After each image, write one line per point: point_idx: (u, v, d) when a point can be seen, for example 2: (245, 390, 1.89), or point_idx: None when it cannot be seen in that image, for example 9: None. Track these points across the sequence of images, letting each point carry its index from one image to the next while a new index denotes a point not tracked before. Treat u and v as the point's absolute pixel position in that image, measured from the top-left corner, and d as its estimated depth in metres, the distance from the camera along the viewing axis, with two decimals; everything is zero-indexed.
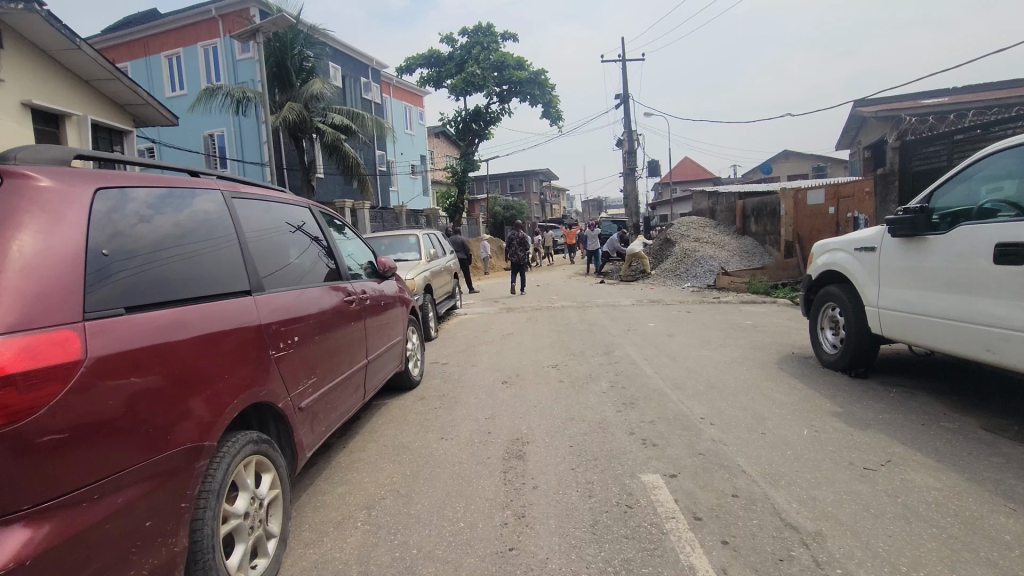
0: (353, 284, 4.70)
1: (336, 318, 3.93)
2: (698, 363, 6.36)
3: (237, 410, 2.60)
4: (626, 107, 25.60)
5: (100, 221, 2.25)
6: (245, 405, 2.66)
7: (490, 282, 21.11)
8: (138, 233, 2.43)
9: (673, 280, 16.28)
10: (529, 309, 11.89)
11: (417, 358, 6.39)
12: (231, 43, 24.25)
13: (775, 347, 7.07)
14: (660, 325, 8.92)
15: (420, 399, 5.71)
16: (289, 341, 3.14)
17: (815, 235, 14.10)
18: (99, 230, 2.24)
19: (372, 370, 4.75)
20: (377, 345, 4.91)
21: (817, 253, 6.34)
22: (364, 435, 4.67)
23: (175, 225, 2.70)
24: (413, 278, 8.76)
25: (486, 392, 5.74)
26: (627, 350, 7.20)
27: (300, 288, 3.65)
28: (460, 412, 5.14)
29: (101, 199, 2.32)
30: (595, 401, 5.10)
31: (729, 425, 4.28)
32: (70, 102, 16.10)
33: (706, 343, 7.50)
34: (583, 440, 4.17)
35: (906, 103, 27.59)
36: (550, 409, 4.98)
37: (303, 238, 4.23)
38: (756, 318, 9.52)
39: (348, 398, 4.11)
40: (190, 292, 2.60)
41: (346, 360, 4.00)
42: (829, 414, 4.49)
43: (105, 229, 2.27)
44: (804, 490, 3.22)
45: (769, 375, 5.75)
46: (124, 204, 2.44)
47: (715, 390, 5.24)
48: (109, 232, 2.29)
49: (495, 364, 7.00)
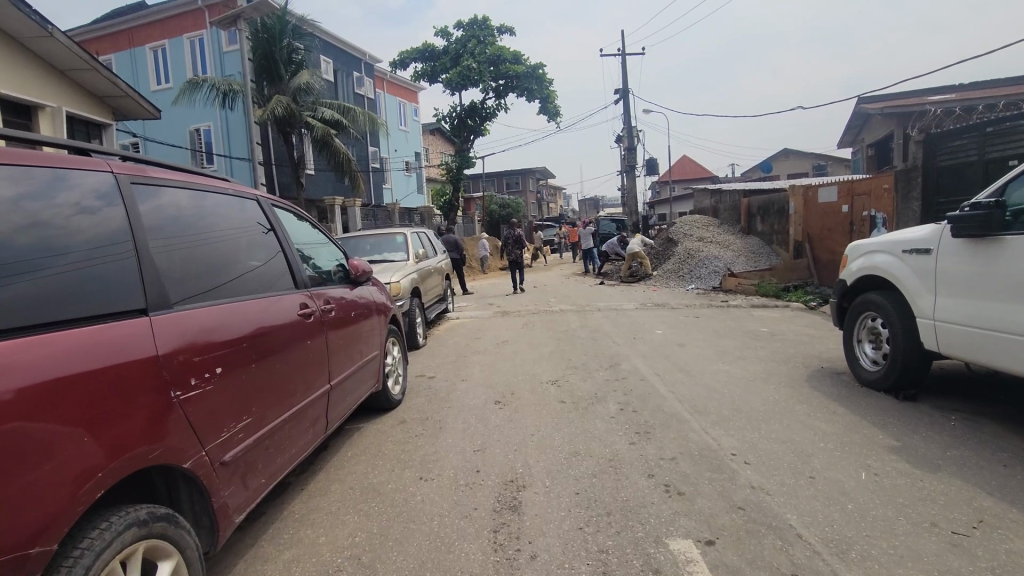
0: (317, 292, 3.88)
1: (287, 336, 3.13)
2: (718, 380, 5.62)
3: (115, 480, 1.86)
4: (626, 102, 24.86)
5: (11, 212, 1.88)
6: (127, 473, 1.91)
7: (486, 282, 20.34)
8: (73, 227, 2.09)
9: (676, 281, 15.57)
10: (525, 312, 11.13)
11: (399, 373, 5.63)
12: (218, 34, 23.40)
13: (800, 360, 6.33)
14: (669, 333, 8.19)
15: (400, 423, 4.94)
16: (206, 374, 2.35)
17: (825, 235, 13.42)
18: (11, 222, 1.87)
19: (340, 393, 3.97)
20: (348, 363, 4.12)
21: (853, 256, 5.59)
22: (329, 473, 3.90)
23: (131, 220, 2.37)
24: (398, 280, 7.99)
25: (476, 416, 4.99)
26: (635, 362, 6.46)
27: (237, 299, 2.87)
28: (445, 442, 4.38)
29: (3, 183, 1.91)
30: (603, 430, 4.36)
31: (768, 465, 3.55)
32: (43, 93, 15.20)
33: (722, 354, 6.76)
34: (593, 485, 3.42)
35: (912, 99, 26.96)
36: (551, 439, 4.24)
37: (270, 239, 3.56)
38: (772, 324, 8.80)
39: (303, 435, 3.32)
40: (71, 312, 1.93)
41: (300, 387, 3.21)
42: (885, 450, 3.75)
43: (18, 220, 1.90)
44: (885, 569, 2.48)
45: (801, 395, 5.01)
46: (61, 191, 2.11)
47: (742, 415, 4.51)
48: (15, 224, 1.88)
49: (488, 378, 6.26)
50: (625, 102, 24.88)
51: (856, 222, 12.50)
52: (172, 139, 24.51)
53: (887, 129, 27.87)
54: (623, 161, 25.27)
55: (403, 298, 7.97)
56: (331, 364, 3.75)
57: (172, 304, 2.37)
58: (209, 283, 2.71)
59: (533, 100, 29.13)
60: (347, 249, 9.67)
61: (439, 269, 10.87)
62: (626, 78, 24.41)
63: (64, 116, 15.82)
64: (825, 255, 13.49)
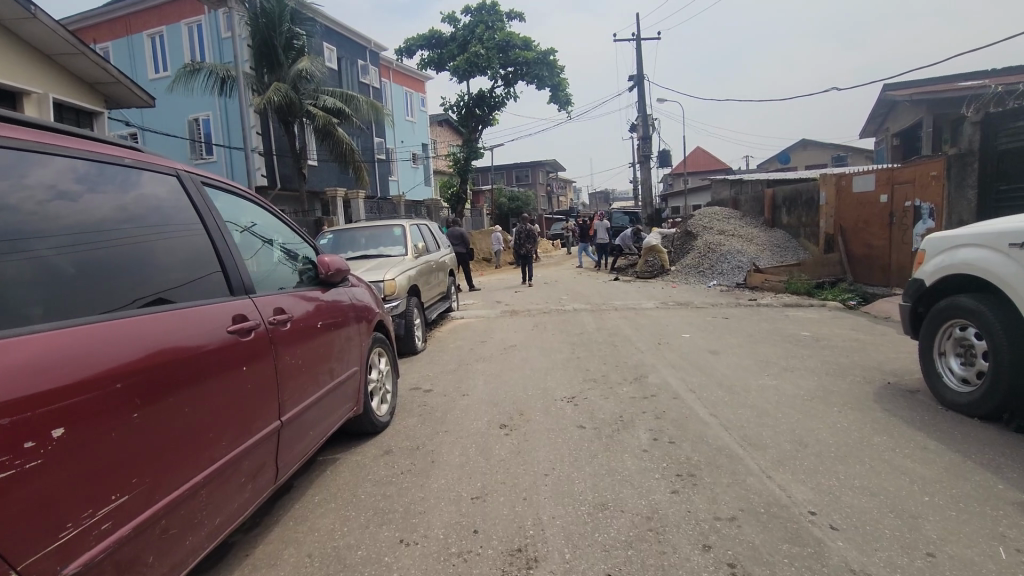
0: (279, 300, 3.04)
1: (202, 365, 2.22)
2: (767, 399, 4.69)
3: None
4: (640, 89, 23.79)
5: None
6: None
7: (493, 278, 19.42)
8: (51, 212, 1.93)
9: (696, 278, 14.62)
10: (535, 312, 10.22)
11: (387, 390, 4.75)
12: (217, 20, 22.60)
13: (859, 373, 5.38)
14: (698, 338, 7.26)
15: (385, 455, 4.07)
16: (27, 447, 1.49)
17: (861, 227, 12.45)
18: None
19: (302, 423, 3.09)
20: (312, 383, 3.23)
21: (931, 251, 4.64)
22: (283, 534, 3.02)
23: (116, 208, 2.21)
24: (393, 278, 7.12)
25: (478, 445, 4.11)
26: (665, 375, 5.55)
27: (123, 313, 2.00)
28: (437, 485, 3.49)
29: None
30: (637, 470, 3.46)
31: (866, 534, 2.63)
32: (29, 78, 14.40)
33: (765, 364, 5.83)
34: (629, 562, 2.53)
35: (941, 85, 25.82)
36: (570, 484, 3.34)
37: (214, 228, 2.76)
38: (814, 327, 7.84)
39: (238, 497, 2.44)
40: None
41: (224, 433, 2.30)
42: (1015, 508, 2.83)
43: None
44: None
45: (876, 422, 4.07)
46: (37, 169, 1.94)
47: (811, 451, 3.58)
48: None
49: (493, 394, 5.37)
50: (640, 89, 23.84)
51: (896, 213, 11.47)
52: (170, 130, 23.82)
53: (915, 117, 26.83)
54: (638, 151, 24.22)
55: (400, 297, 7.13)
56: (284, 391, 2.84)
57: (39, 320, 1.73)
58: (188, 278, 2.43)
59: (543, 88, 28.09)
60: (339, 244, 8.79)
61: (442, 264, 10.01)
62: (641, 64, 23.33)
63: (52, 103, 15.01)
64: (859, 250, 12.56)
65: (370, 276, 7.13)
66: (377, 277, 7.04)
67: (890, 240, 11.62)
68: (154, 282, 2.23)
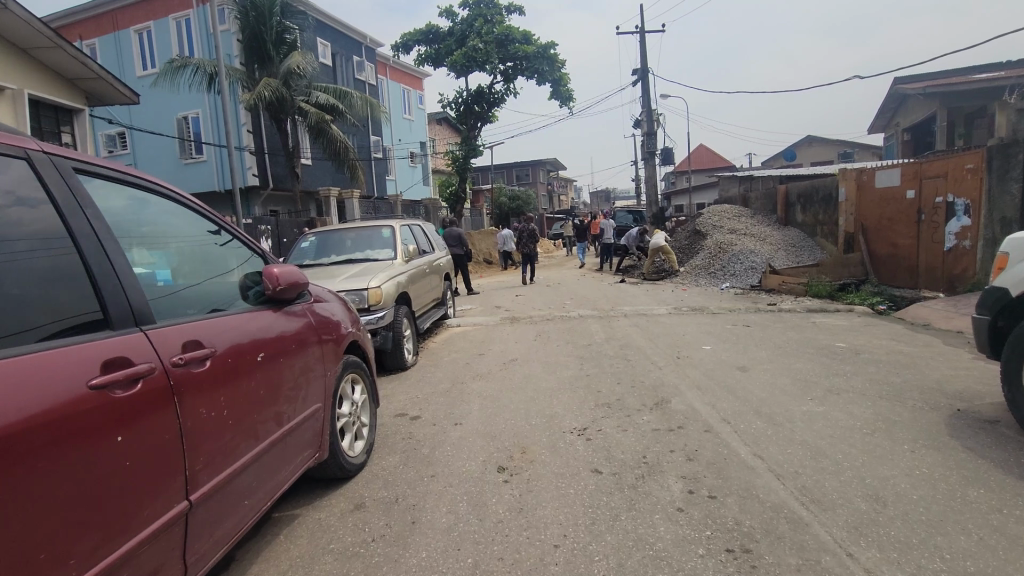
0: (205, 329, 2.29)
1: (18, 449, 1.43)
2: (819, 433, 3.90)
3: None
4: (644, 83, 22.99)
5: None
6: None
7: (493, 280, 18.60)
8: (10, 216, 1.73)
9: (707, 279, 13.84)
10: (537, 318, 9.44)
11: (364, 424, 3.95)
12: (205, 14, 21.83)
13: (918, 397, 4.59)
14: (721, 351, 6.47)
15: (357, 510, 3.28)
16: None
17: (885, 224, 11.75)
18: None
19: (231, 493, 2.28)
20: (248, 438, 2.41)
21: (1013, 253, 3.86)
22: None
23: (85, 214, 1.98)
24: (378, 285, 6.32)
25: (472, 497, 3.33)
26: (690, 399, 4.76)
27: None
28: (418, 564, 2.69)
29: None
30: (674, 542, 2.68)
31: None
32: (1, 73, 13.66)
33: (805, 384, 5.04)
34: None
35: (954, 78, 25.03)
36: (588, 565, 2.56)
37: (92, 232, 1.97)
38: (848, 337, 7.04)
39: None
40: None
41: (71, 543, 1.53)
42: None
43: None
44: None
45: (965, 468, 3.28)
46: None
47: (895, 513, 2.80)
48: None
49: (490, 423, 4.58)
50: (643, 83, 23.04)
51: (925, 210, 10.74)
52: (160, 128, 23.10)
53: (928, 110, 26.05)
54: (642, 147, 23.42)
55: (388, 307, 6.37)
56: (192, 457, 2.03)
57: None
58: (161, 292, 2.21)
59: (543, 83, 27.25)
60: (324, 247, 7.99)
61: (436, 267, 9.23)
62: (645, 57, 22.53)
63: (26, 99, 14.26)
64: (883, 249, 11.86)
65: (353, 283, 6.34)
66: (362, 284, 6.26)
67: (918, 239, 10.87)
68: (65, 302, 1.78)
